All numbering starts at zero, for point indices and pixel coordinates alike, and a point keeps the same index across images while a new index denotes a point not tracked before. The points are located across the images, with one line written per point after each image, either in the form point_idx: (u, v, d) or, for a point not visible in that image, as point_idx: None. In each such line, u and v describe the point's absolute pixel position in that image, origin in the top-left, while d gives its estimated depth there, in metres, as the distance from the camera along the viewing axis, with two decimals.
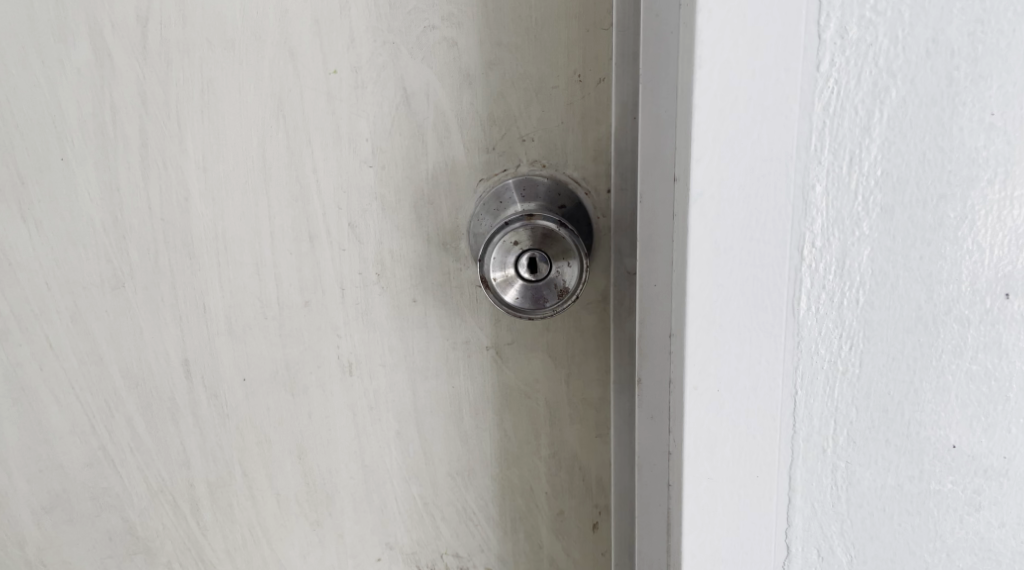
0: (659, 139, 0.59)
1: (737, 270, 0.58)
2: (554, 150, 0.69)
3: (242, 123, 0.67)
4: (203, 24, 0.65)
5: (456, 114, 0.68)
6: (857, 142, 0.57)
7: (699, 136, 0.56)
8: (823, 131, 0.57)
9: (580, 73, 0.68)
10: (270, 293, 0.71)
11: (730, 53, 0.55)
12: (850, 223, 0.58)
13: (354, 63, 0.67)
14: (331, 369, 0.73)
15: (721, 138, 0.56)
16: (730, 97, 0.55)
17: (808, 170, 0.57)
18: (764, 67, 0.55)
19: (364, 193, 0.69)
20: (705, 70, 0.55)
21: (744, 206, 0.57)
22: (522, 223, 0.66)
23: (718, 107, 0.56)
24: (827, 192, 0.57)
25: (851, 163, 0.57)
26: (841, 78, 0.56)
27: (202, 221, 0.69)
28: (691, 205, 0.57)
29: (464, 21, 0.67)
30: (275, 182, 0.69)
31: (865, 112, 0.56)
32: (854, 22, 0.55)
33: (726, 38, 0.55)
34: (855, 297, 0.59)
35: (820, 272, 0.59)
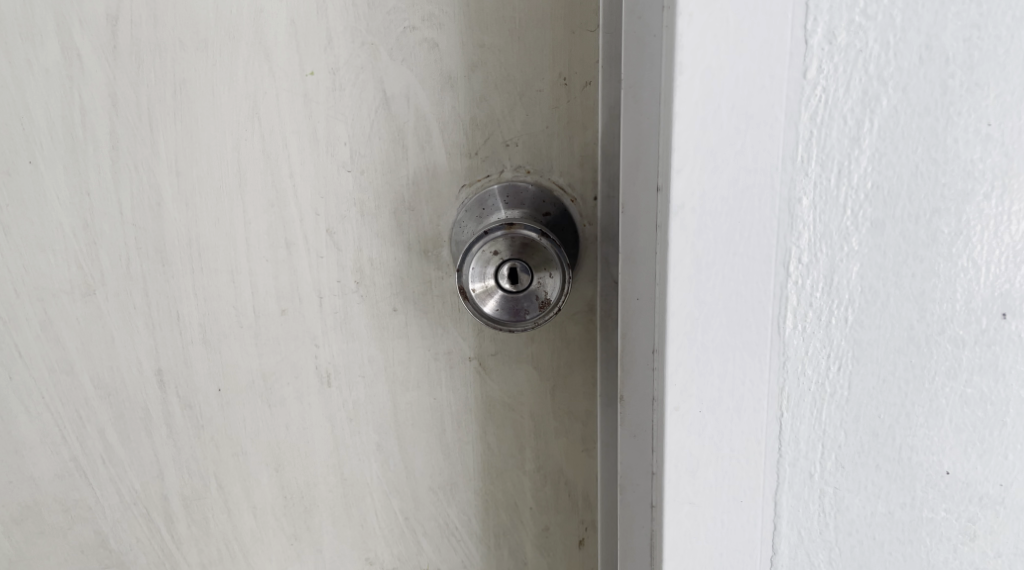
0: (639, 147, 0.53)
1: (722, 285, 0.53)
2: (539, 155, 0.67)
3: (216, 127, 0.67)
4: (176, 23, 0.65)
5: (437, 118, 0.66)
6: (846, 153, 0.53)
7: (680, 145, 0.51)
8: (811, 142, 0.52)
9: (565, 76, 0.65)
10: (245, 300, 0.70)
11: (713, 59, 0.50)
12: (839, 237, 0.54)
13: (331, 66, 0.65)
14: (310, 379, 0.72)
15: (703, 148, 0.51)
16: (713, 105, 0.50)
17: (795, 182, 0.52)
18: (749, 75, 0.50)
19: (342, 199, 0.68)
20: (686, 77, 0.50)
21: (728, 221, 0.52)
22: (502, 232, 0.61)
23: (700, 116, 0.50)
24: (816, 205, 0.53)
25: (840, 174, 0.53)
26: (829, 86, 0.52)
27: (175, 226, 0.69)
28: (672, 219, 0.52)
29: (445, 21, 0.64)
30: (251, 186, 0.68)
31: (855, 122, 0.52)
32: (843, 25, 0.51)
33: (709, 44, 0.50)
34: (846, 316, 0.55)
35: (808, 287, 0.54)
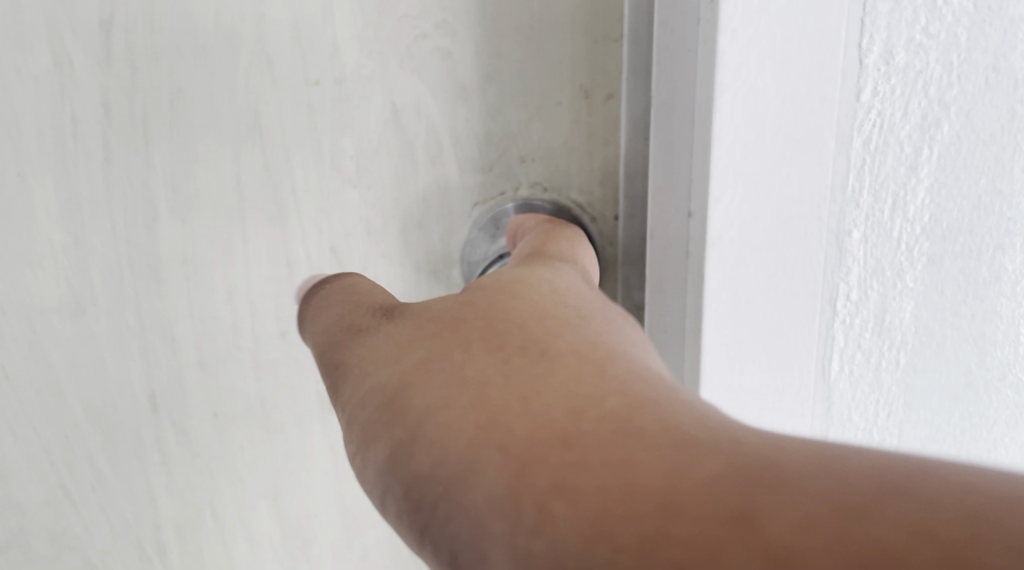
0: (671, 171, 0.50)
1: (762, 321, 0.51)
2: (556, 171, 0.63)
3: (215, 138, 0.63)
4: (173, 29, 0.61)
5: (449, 131, 0.63)
6: (902, 182, 0.51)
7: (720, 173, 0.47)
8: (864, 170, 0.50)
9: (587, 88, 0.61)
10: (244, 322, 0.67)
11: (756, 79, 0.46)
12: (893, 275, 0.53)
13: (336, 75, 0.62)
14: (311, 405, 0.69)
15: (744, 177, 0.47)
16: (757, 130, 0.47)
17: (846, 213, 0.50)
18: (798, 94, 0.47)
19: (348, 214, 0.64)
20: (728, 98, 0.46)
21: (773, 255, 0.49)
22: None
23: (742, 141, 0.47)
24: (866, 238, 0.51)
25: (896, 206, 0.51)
26: (886, 109, 0.49)
27: (169, 242, 0.65)
28: (708, 250, 0.48)
29: (459, 29, 0.61)
30: (251, 201, 0.65)
31: (913, 148, 0.50)
32: (902, 44, 0.48)
33: (753, 61, 0.46)
34: (897, 358, 0.55)
35: (856, 328, 0.53)
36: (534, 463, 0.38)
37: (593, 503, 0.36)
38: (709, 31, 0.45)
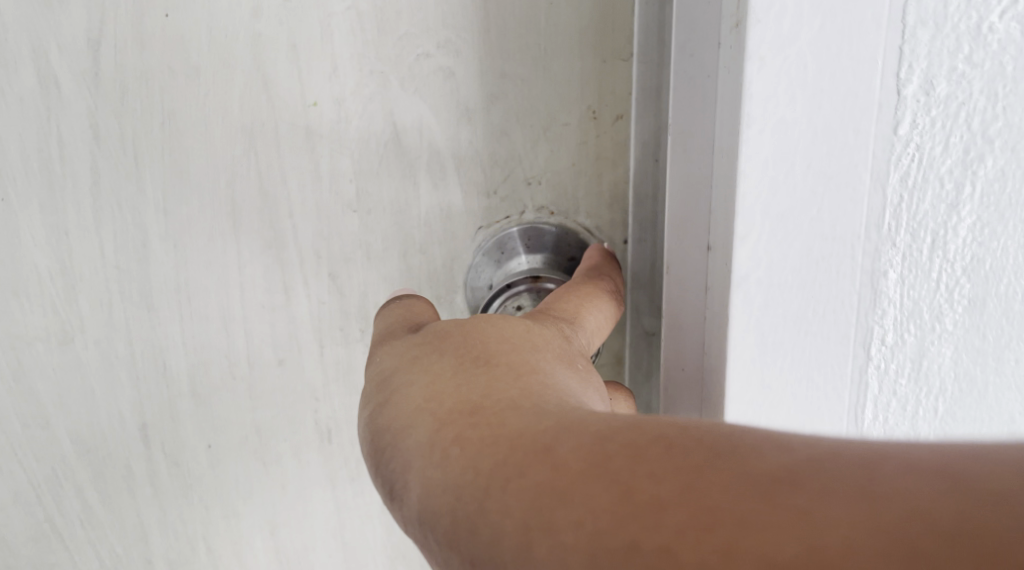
0: (687, 199, 0.48)
1: (792, 367, 0.48)
2: (563, 194, 0.61)
3: (209, 161, 0.61)
4: (165, 47, 0.59)
5: (453, 153, 0.60)
6: (942, 221, 0.47)
7: (746, 210, 0.44)
8: (900, 208, 0.46)
9: (595, 109, 0.59)
10: (239, 352, 0.65)
11: (785, 110, 0.43)
12: (931, 317, 0.48)
13: (336, 96, 0.60)
14: (309, 437, 0.66)
15: (772, 213, 0.45)
16: (786, 164, 0.44)
17: (879, 253, 0.46)
18: (827, 128, 0.44)
19: (347, 239, 0.62)
20: (756, 131, 0.43)
21: (802, 294, 0.46)
22: (527, 286, 0.58)
23: (771, 176, 0.44)
24: (903, 281, 0.47)
25: (933, 246, 0.47)
26: (924, 143, 0.45)
27: (161, 268, 0.63)
28: (733, 291, 0.45)
29: (463, 48, 0.59)
30: (246, 225, 0.62)
31: (953, 186, 0.46)
32: (944, 75, 0.44)
33: (782, 92, 0.43)
34: (935, 407, 0.51)
35: (891, 373, 0.49)
36: (460, 427, 0.40)
37: (498, 461, 0.37)
38: (734, 57, 0.43)
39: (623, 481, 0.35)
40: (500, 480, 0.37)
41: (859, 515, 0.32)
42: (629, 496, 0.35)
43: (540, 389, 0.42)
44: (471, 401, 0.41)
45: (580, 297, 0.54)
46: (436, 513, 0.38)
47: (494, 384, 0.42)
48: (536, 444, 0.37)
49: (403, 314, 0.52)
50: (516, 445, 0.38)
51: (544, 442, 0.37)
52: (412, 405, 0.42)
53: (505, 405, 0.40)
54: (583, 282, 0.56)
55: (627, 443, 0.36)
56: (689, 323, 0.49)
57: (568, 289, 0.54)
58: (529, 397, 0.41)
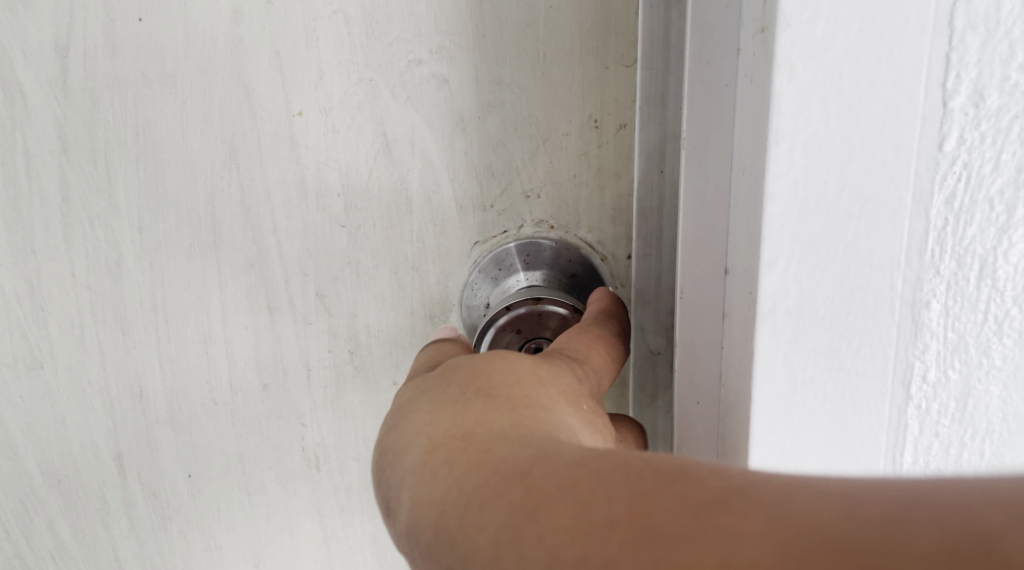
0: (705, 220, 0.44)
1: (821, 407, 0.43)
2: (564, 208, 0.58)
3: (186, 175, 0.58)
4: (139, 55, 0.56)
5: (447, 165, 0.57)
6: (991, 246, 0.41)
7: (772, 234, 0.40)
8: (945, 233, 0.41)
9: (597, 118, 0.56)
10: (221, 376, 0.61)
11: (817, 125, 0.39)
12: (980, 352, 0.42)
13: (322, 105, 0.56)
14: (295, 465, 0.63)
15: (802, 237, 0.40)
16: (817, 183, 0.40)
17: (921, 281, 0.41)
18: (865, 144, 0.39)
19: (334, 255, 0.59)
20: (785, 147, 0.39)
21: (834, 328, 0.41)
22: (526, 308, 0.52)
23: (802, 196, 0.40)
24: (948, 311, 0.41)
25: (981, 273, 0.41)
26: (972, 161, 0.40)
27: (136, 289, 0.60)
28: (759, 322, 0.41)
29: (457, 54, 0.55)
30: (227, 242, 0.59)
31: (1004, 208, 0.40)
32: (994, 86, 0.39)
33: (813, 105, 0.39)
34: (982, 449, 0.44)
35: (933, 416, 0.43)
36: (449, 451, 0.35)
37: (481, 483, 0.33)
38: (755, 65, 0.40)
39: (595, 502, 0.31)
40: (477, 498, 0.33)
41: (844, 552, 0.28)
42: (601, 518, 0.31)
43: (535, 418, 0.37)
44: (464, 427, 0.36)
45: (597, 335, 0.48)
46: (417, 531, 0.34)
47: (488, 407, 0.37)
48: (516, 468, 0.33)
49: (442, 350, 0.47)
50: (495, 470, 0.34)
51: (525, 470, 0.33)
52: (401, 423, 0.38)
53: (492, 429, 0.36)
54: (594, 324, 0.50)
55: (610, 466, 0.32)
56: (710, 347, 0.46)
57: (582, 329, 0.49)
58: (523, 424, 0.36)
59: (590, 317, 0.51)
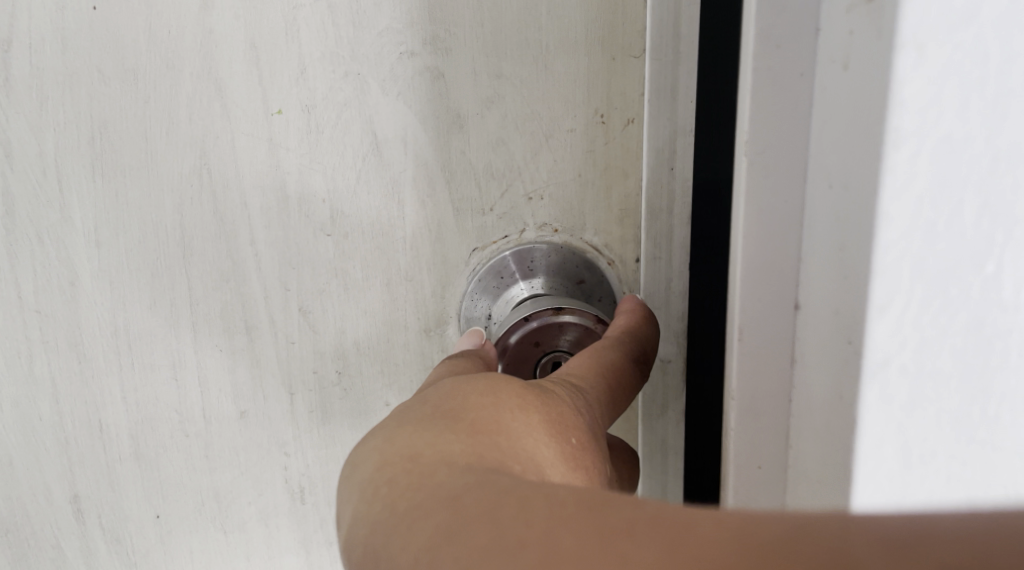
0: (776, 236, 0.40)
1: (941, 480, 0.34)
2: (569, 210, 0.54)
3: (150, 182, 0.52)
4: (94, 48, 0.50)
5: (442, 166, 0.52)
6: None
7: (889, 266, 0.35)
8: None
9: (603, 113, 0.52)
10: (192, 404, 0.55)
11: (951, 125, 0.32)
12: None
13: (304, 102, 0.51)
14: (277, 498, 0.57)
15: (921, 266, 0.34)
16: (940, 198, 0.33)
17: None
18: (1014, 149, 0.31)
19: (319, 268, 0.54)
20: (908, 157, 0.34)
21: (964, 383, 0.33)
22: (547, 318, 0.47)
23: (923, 217, 0.34)
24: None
25: None
26: None
27: (93, 312, 0.54)
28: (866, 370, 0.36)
29: (453, 45, 0.51)
30: (198, 257, 0.53)
31: None
32: None
33: (946, 103, 0.32)
34: None
35: None
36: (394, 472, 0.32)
37: (415, 504, 0.30)
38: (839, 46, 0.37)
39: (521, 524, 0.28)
40: (407, 519, 0.30)
41: None
42: (515, 540, 0.27)
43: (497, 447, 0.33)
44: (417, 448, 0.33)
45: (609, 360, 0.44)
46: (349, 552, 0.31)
47: (446, 428, 0.34)
48: (450, 491, 0.30)
49: (456, 364, 0.43)
50: (430, 492, 0.30)
51: (463, 492, 0.30)
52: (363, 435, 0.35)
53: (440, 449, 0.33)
54: (616, 343, 0.46)
55: (557, 498, 0.28)
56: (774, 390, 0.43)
57: (595, 351, 0.45)
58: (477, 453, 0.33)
59: (613, 335, 0.47)
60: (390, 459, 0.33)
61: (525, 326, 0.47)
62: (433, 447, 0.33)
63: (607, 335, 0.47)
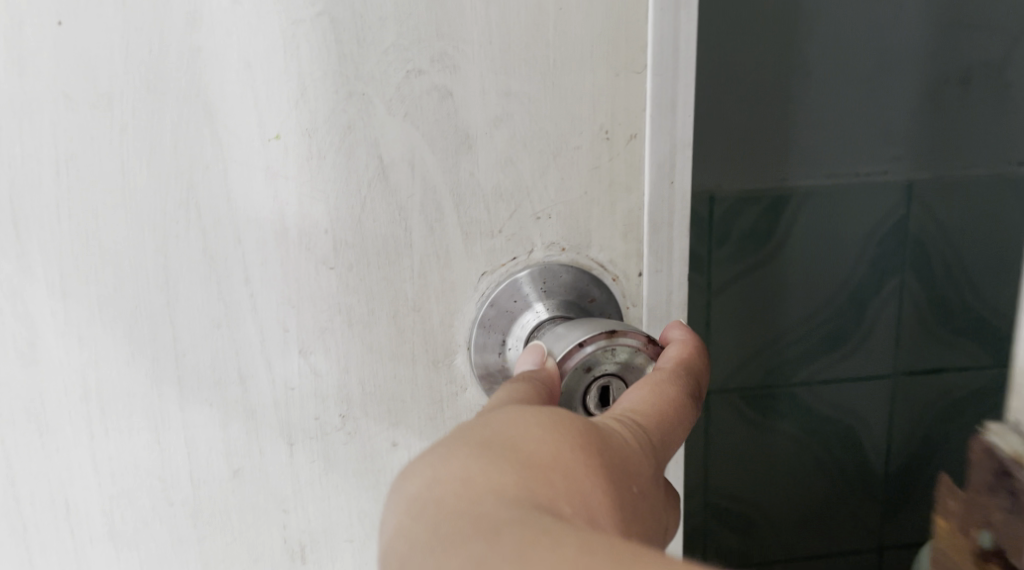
0: None
1: None
2: (576, 227, 0.53)
3: (126, 222, 0.46)
4: (59, 70, 0.43)
5: (450, 189, 0.50)
6: None
7: None
8: None
9: (607, 128, 0.51)
10: (177, 469, 0.49)
11: None
12: None
13: (304, 125, 0.47)
14: (275, 559, 0.52)
15: None
16: None
17: None
18: None
19: (321, 304, 0.49)
20: None
21: None
22: (603, 343, 0.44)
23: None
24: None
25: None
26: None
27: (57, 374, 0.47)
28: None
29: (461, 62, 0.48)
30: (184, 302, 0.47)
31: None
32: None
33: None
34: None
35: None
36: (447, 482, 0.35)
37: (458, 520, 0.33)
38: None
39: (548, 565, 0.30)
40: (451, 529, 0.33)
41: None
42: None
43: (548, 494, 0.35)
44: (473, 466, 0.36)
45: (673, 399, 0.44)
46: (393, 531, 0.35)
47: (507, 458, 0.36)
48: (492, 522, 0.32)
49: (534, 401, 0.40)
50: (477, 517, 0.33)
51: (509, 523, 0.32)
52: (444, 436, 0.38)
53: (493, 477, 0.35)
54: (675, 376, 0.45)
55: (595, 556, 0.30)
56: None
57: (658, 388, 0.44)
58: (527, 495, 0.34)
59: (666, 367, 0.45)
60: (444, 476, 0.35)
61: (583, 348, 0.44)
62: (487, 473, 0.35)
63: (659, 367, 0.45)
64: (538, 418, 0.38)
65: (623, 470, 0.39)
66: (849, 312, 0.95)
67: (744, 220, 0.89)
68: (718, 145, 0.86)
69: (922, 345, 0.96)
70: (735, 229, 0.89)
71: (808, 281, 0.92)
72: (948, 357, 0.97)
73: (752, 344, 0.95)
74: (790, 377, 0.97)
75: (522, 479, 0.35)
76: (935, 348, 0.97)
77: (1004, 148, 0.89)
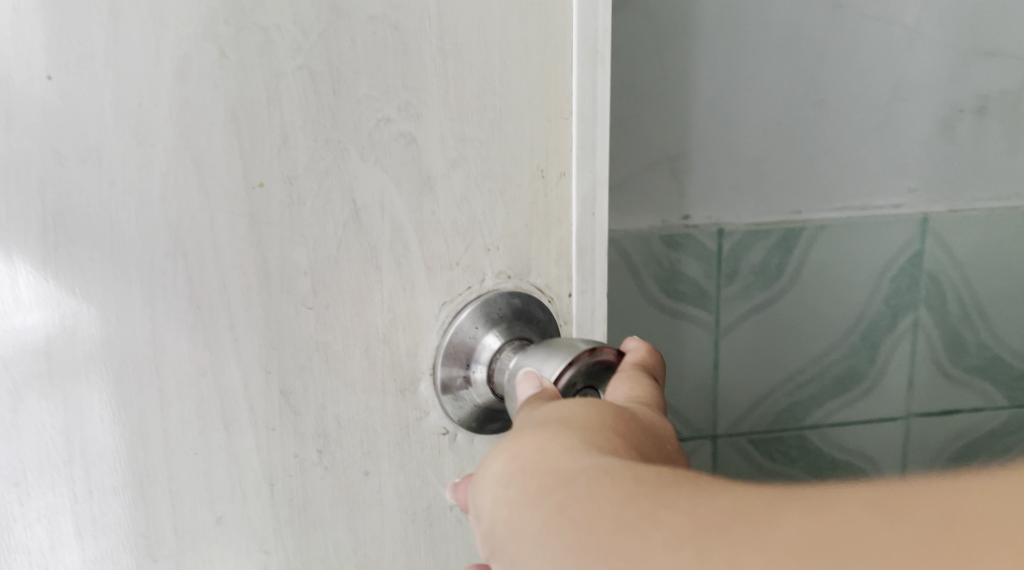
0: None
1: None
2: (520, 256, 0.55)
3: (116, 279, 0.47)
4: (48, 133, 0.45)
5: (415, 226, 0.52)
6: None
7: None
8: None
9: (542, 168, 0.54)
10: (160, 525, 0.50)
11: None
12: None
13: (287, 173, 0.48)
14: None
15: None
16: None
17: None
18: None
19: (300, 343, 0.51)
20: None
21: None
22: (587, 357, 0.49)
23: None
24: None
25: None
26: None
27: (39, 434, 0.47)
28: None
29: (424, 111, 0.51)
30: (169, 356, 0.48)
31: None
32: None
33: None
34: None
35: None
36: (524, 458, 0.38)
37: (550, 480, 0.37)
38: None
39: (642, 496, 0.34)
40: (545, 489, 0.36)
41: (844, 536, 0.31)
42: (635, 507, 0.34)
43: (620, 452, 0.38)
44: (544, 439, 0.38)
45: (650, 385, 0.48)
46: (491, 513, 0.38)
47: (566, 429, 0.39)
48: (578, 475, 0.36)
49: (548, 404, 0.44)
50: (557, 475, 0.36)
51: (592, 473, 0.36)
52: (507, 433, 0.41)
53: (558, 444, 0.38)
54: (642, 372, 0.49)
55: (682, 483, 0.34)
56: None
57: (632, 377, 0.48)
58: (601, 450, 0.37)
59: (630, 366, 0.50)
60: (518, 453, 0.39)
61: (572, 366, 0.49)
62: (552, 440, 0.38)
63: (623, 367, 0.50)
64: (577, 404, 0.41)
65: (657, 437, 0.41)
66: (860, 351, 0.80)
67: (757, 252, 0.75)
68: (715, 175, 0.75)
69: (933, 387, 0.82)
70: (747, 262, 0.75)
71: (826, 323, 0.79)
72: (965, 398, 0.83)
73: (770, 382, 0.79)
74: (801, 421, 0.81)
75: (585, 439, 0.38)
76: (946, 391, 0.83)
77: (1008, 179, 0.79)
